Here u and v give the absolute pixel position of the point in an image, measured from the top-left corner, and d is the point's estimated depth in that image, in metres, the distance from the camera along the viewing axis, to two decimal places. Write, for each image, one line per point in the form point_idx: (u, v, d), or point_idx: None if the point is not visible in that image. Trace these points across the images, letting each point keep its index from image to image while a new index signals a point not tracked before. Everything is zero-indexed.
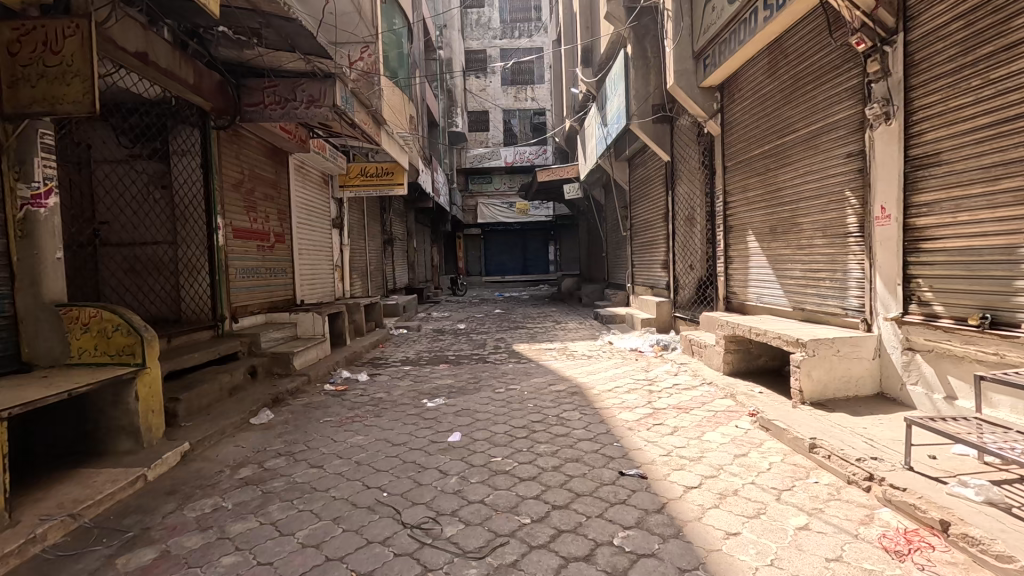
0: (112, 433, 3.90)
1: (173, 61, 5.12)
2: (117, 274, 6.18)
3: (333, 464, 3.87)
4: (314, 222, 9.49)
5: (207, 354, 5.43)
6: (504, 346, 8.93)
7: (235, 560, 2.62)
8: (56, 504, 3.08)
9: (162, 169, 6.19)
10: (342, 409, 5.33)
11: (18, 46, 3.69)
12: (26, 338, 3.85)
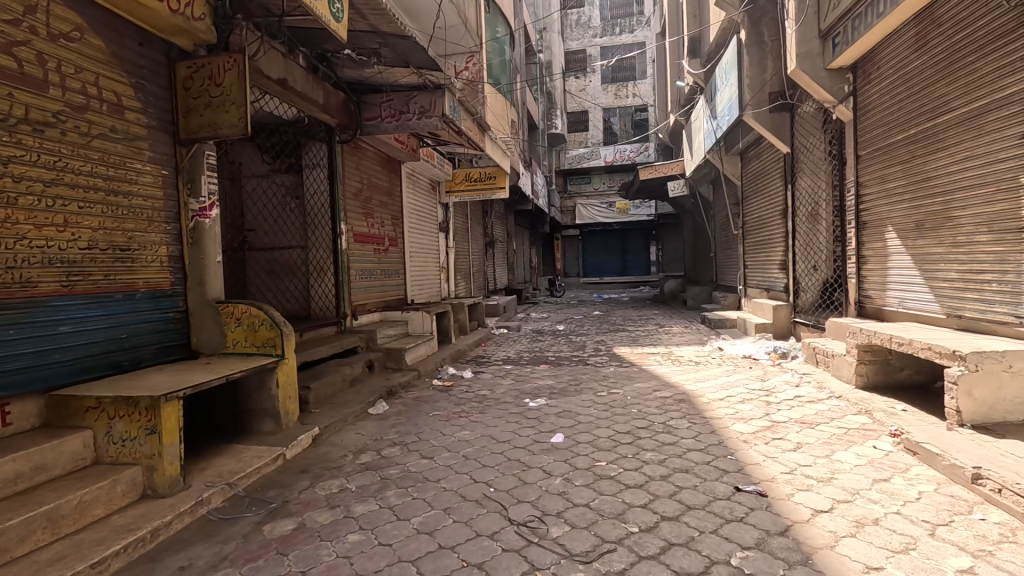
0: (257, 415, 4.44)
1: (306, 84, 5.72)
2: (260, 274, 7.02)
3: (443, 456, 4.06)
4: (423, 226, 10.05)
5: (332, 348, 5.99)
6: (605, 348, 8.78)
7: (359, 538, 2.85)
8: (217, 473, 3.58)
9: (297, 181, 6.91)
10: (449, 404, 5.58)
11: (190, 81, 4.35)
12: (194, 329, 4.52)
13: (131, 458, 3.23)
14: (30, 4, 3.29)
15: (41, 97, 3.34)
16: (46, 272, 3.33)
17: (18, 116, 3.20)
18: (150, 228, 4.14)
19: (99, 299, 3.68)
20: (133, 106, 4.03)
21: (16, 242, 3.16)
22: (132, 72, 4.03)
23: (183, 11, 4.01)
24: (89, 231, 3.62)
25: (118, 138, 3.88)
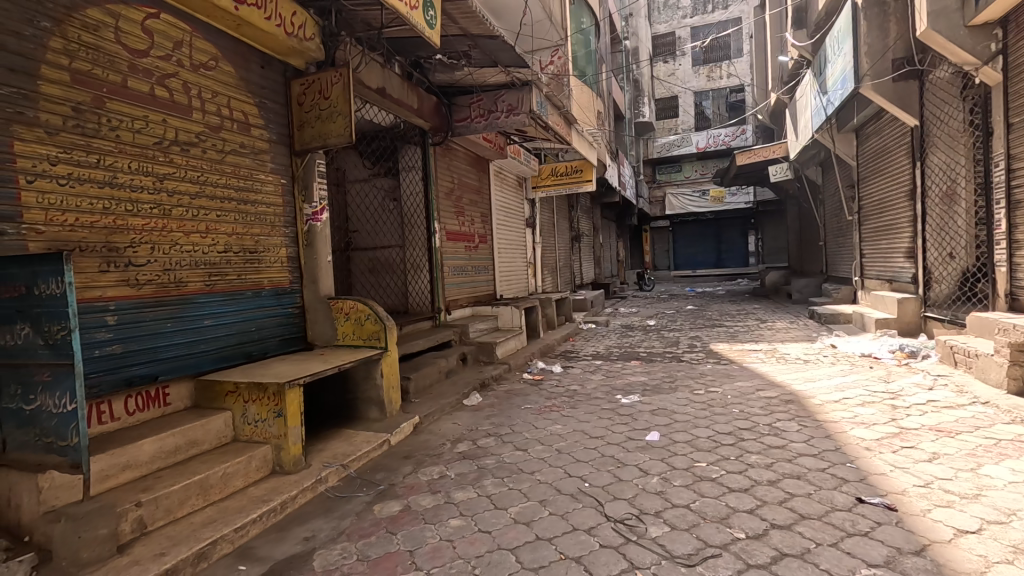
0: (364, 403, 4.78)
1: (402, 91, 6.02)
2: (363, 272, 7.54)
3: (536, 449, 4.12)
4: (511, 222, 10.21)
5: (428, 342, 6.30)
6: (700, 344, 8.37)
7: (460, 523, 2.98)
8: (332, 455, 3.91)
9: (394, 184, 7.32)
10: (540, 398, 5.64)
11: (303, 97, 4.77)
12: (309, 323, 4.96)
13: (262, 437, 3.63)
14: (177, 40, 3.79)
15: (187, 121, 3.84)
16: (194, 273, 3.84)
17: (170, 138, 3.70)
18: (273, 232, 4.61)
19: (233, 296, 4.17)
20: (257, 123, 4.49)
21: (170, 247, 3.67)
22: (256, 92, 4.50)
23: (297, 33, 4.46)
24: (225, 237, 4.11)
25: (245, 153, 4.35)
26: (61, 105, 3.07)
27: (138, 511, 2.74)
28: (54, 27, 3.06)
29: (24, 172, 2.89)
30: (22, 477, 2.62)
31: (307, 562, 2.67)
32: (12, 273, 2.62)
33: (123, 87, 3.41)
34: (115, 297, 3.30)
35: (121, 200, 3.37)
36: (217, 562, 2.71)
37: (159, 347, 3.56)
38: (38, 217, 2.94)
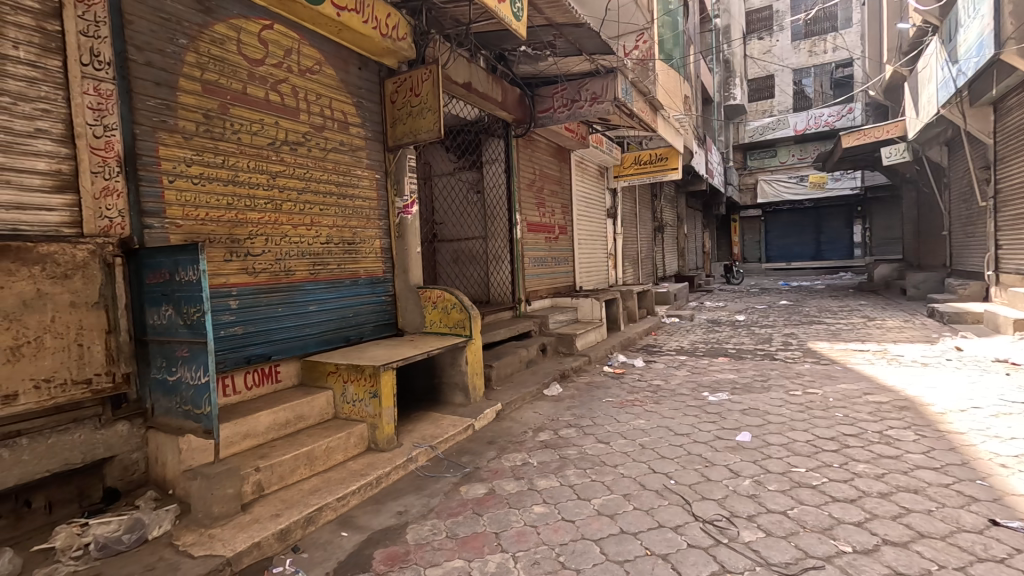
0: (449, 388, 4.97)
1: (487, 84, 6.12)
2: (447, 263, 7.77)
3: (619, 442, 4.07)
4: (592, 213, 10.08)
5: (509, 331, 6.42)
6: (796, 342, 7.80)
7: (544, 511, 3.03)
8: (421, 436, 4.13)
9: (477, 176, 7.44)
10: (622, 392, 5.55)
11: (396, 95, 4.99)
12: (400, 311, 5.23)
13: (359, 415, 3.90)
14: (287, 48, 4.12)
15: (295, 122, 4.17)
16: (301, 263, 4.19)
17: (282, 139, 4.05)
18: (368, 225, 4.91)
19: (334, 284, 4.50)
20: (355, 121, 4.79)
21: (281, 239, 4.03)
22: (355, 93, 4.78)
23: (391, 34, 4.68)
24: (327, 229, 4.44)
25: (345, 150, 4.66)
26: (194, 112, 3.47)
27: (257, 475, 3.06)
28: (189, 43, 3.45)
29: (167, 173, 3.30)
30: (166, 439, 3.02)
31: (401, 534, 2.85)
32: (158, 261, 3.02)
33: (243, 94, 3.78)
34: (236, 284, 3.68)
35: (243, 196, 3.75)
36: (323, 526, 2.97)
37: (271, 330, 3.93)
38: (177, 212, 3.35)
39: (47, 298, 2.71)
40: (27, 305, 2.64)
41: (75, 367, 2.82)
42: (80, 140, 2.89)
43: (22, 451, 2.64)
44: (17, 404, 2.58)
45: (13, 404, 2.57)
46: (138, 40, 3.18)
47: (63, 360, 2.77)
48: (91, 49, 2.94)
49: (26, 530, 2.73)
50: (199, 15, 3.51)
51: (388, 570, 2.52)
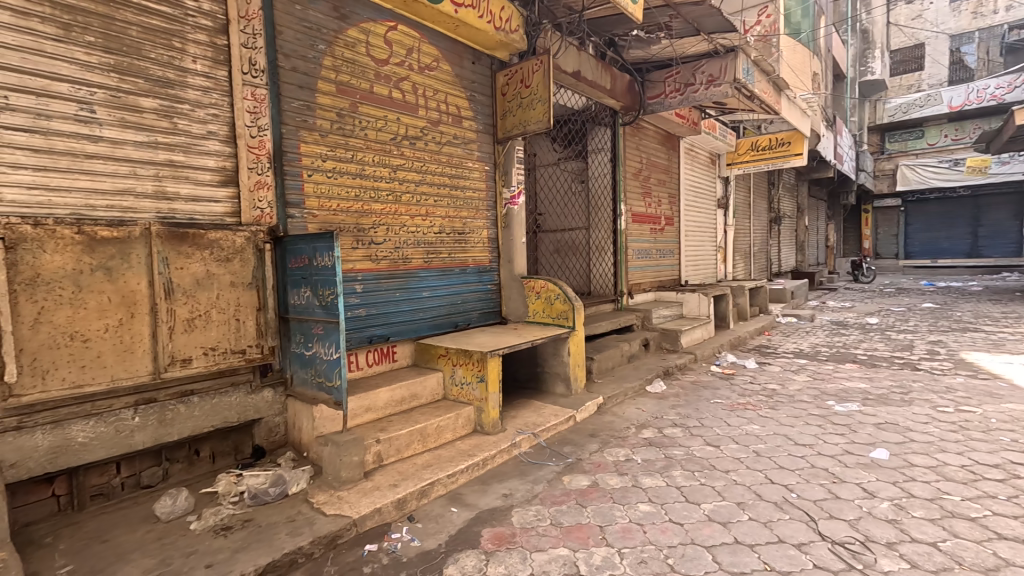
0: (551, 378, 5.00)
1: (596, 72, 6.01)
2: (548, 253, 7.77)
3: (730, 447, 3.84)
4: (701, 203, 9.54)
5: (610, 325, 6.31)
6: (944, 351, 6.80)
7: (650, 510, 2.95)
8: (524, 422, 4.21)
9: (582, 166, 7.38)
10: (732, 394, 5.23)
11: (507, 87, 5.07)
12: (504, 299, 5.36)
13: (467, 398, 4.07)
14: (410, 47, 4.35)
15: (415, 118, 4.41)
16: (417, 251, 4.44)
17: (403, 134, 4.31)
18: (477, 215, 5.07)
19: (445, 272, 4.72)
20: (468, 115, 4.94)
21: (400, 228, 4.30)
22: (469, 87, 4.93)
23: (504, 27, 4.76)
24: (440, 219, 4.66)
25: (458, 143, 4.84)
26: (330, 111, 3.80)
27: (377, 446, 3.33)
28: (327, 48, 3.77)
29: (307, 168, 3.66)
30: (303, 407, 3.38)
31: (506, 516, 2.94)
32: (299, 248, 3.36)
33: (371, 92, 4.06)
34: (362, 270, 4.00)
35: (368, 188, 4.05)
36: (434, 500, 3.14)
37: (390, 313, 4.22)
38: (315, 204, 3.70)
39: (214, 279, 3.14)
40: (199, 283, 3.08)
41: (234, 339, 3.25)
42: (240, 140, 3.29)
43: (194, 407, 3.11)
44: (191, 367, 3.04)
45: (188, 367, 3.02)
46: (286, 48, 3.54)
47: (224, 333, 3.20)
48: (250, 59, 3.33)
49: (196, 474, 3.24)
50: (335, 22, 3.83)
51: (495, 549, 2.61)
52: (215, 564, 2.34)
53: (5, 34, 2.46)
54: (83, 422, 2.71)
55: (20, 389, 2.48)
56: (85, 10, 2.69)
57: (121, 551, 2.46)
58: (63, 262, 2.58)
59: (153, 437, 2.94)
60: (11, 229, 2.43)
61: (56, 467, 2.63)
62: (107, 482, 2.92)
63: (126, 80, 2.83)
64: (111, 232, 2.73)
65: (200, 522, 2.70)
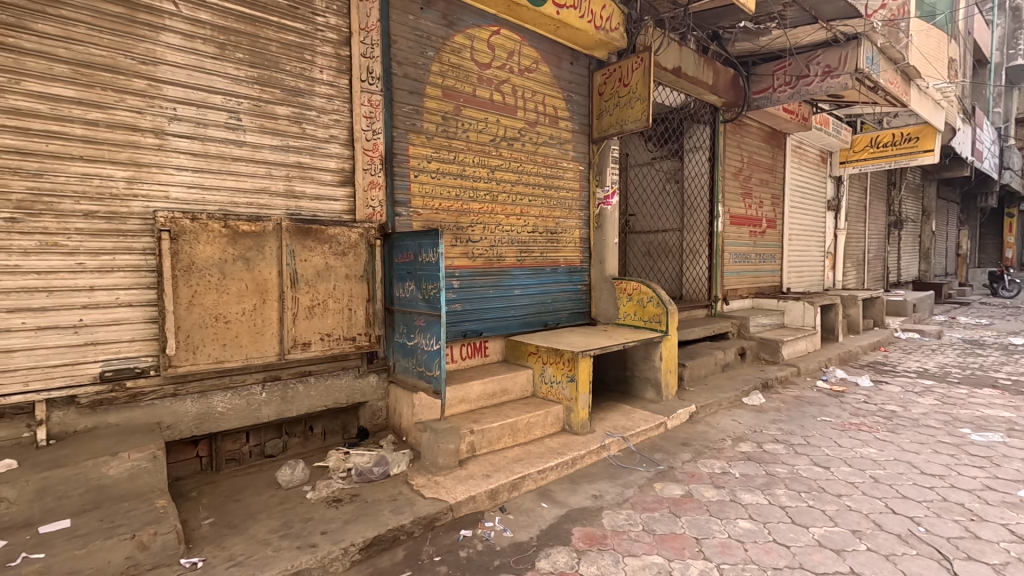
0: (640, 382, 4.89)
1: (698, 68, 5.78)
2: (637, 255, 7.54)
3: (842, 470, 3.52)
4: (808, 205, 8.82)
5: (704, 331, 6.04)
6: None
7: (750, 527, 2.79)
8: (613, 425, 4.16)
9: (677, 166, 7.09)
10: (843, 412, 4.79)
11: (604, 87, 5.02)
12: (594, 300, 5.32)
13: (556, 396, 4.09)
14: (511, 50, 4.46)
15: (513, 119, 4.51)
16: (510, 250, 4.54)
17: (502, 135, 4.43)
18: (570, 215, 5.08)
19: (537, 270, 4.78)
20: (564, 115, 4.97)
21: (496, 227, 4.42)
22: (566, 87, 4.96)
23: (604, 26, 4.73)
24: (533, 219, 4.73)
25: (554, 143, 4.88)
26: (436, 115, 3.99)
27: (471, 436, 3.45)
28: (435, 55, 3.97)
29: (414, 169, 3.88)
30: (404, 394, 3.59)
31: (597, 517, 2.92)
32: (406, 244, 3.57)
33: (473, 96, 4.22)
34: (459, 266, 4.16)
35: (468, 188, 4.20)
36: (525, 494, 3.20)
37: (484, 309, 4.36)
38: (419, 203, 3.92)
39: (332, 270, 3.43)
40: (319, 274, 3.38)
41: (346, 326, 3.52)
42: (357, 143, 3.56)
43: (310, 387, 3.42)
44: (310, 351, 3.34)
45: (308, 350, 3.32)
46: (400, 56, 3.78)
47: (339, 321, 3.48)
48: (368, 67, 3.59)
49: (309, 449, 3.55)
50: (443, 29, 4.02)
51: (587, 549, 2.60)
52: (329, 531, 2.56)
53: (176, 55, 2.85)
54: (222, 393, 3.08)
55: (177, 360, 2.86)
56: (237, 30, 3.05)
57: (251, 510, 2.76)
58: (212, 252, 2.95)
59: (277, 411, 3.28)
60: (174, 223, 2.82)
61: (201, 431, 3.02)
62: (239, 448, 3.30)
63: (266, 90, 3.18)
64: (250, 226, 3.07)
65: (314, 492, 2.96)
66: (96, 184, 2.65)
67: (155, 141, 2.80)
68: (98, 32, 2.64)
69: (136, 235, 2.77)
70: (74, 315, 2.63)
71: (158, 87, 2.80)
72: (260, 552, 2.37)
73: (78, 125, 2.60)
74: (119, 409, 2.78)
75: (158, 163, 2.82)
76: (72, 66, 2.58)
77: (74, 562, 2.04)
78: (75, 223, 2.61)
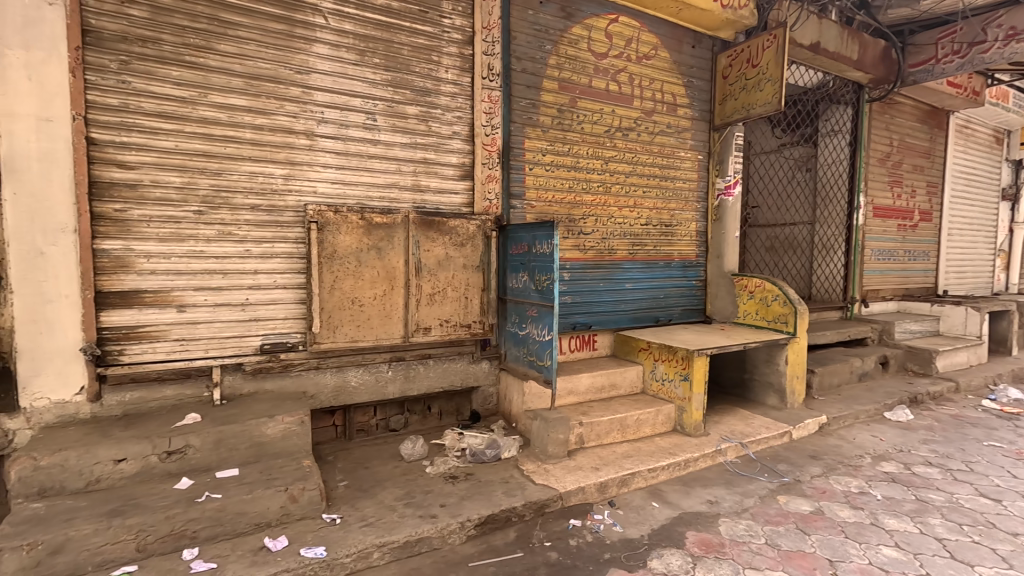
0: (762, 387, 4.54)
1: (840, 42, 5.19)
2: (758, 251, 6.84)
3: (1019, 505, 2.99)
4: (976, 194, 7.54)
5: (837, 335, 5.45)
6: None
7: (897, 557, 2.48)
8: (730, 430, 3.92)
9: (809, 152, 6.41)
10: (1018, 438, 4.06)
11: (729, 69, 4.70)
12: (710, 297, 5.03)
13: (668, 395, 3.94)
14: (629, 38, 4.35)
15: (629, 109, 4.40)
16: (622, 242, 4.45)
17: (617, 125, 4.35)
18: (686, 207, 4.85)
19: (649, 265, 4.64)
20: (684, 102, 4.74)
21: (608, 220, 4.35)
22: (687, 73, 4.72)
23: (732, 4, 4.42)
24: (647, 211, 4.58)
25: (671, 132, 4.68)
26: (552, 108, 4.02)
27: (580, 428, 3.46)
28: (553, 48, 3.99)
29: (529, 162, 3.95)
30: (515, 381, 3.69)
31: (713, 524, 2.78)
32: (520, 236, 3.65)
33: (590, 87, 4.18)
34: (570, 258, 4.18)
35: (581, 180, 4.19)
36: (634, 491, 3.14)
37: (594, 302, 4.33)
38: (534, 195, 3.98)
39: (452, 260, 3.61)
40: (440, 263, 3.57)
41: (463, 314, 3.70)
42: (477, 139, 3.70)
43: (429, 369, 3.65)
44: (430, 335, 3.56)
45: (428, 334, 3.55)
46: (519, 51, 3.85)
47: (456, 308, 3.66)
48: (489, 64, 3.71)
49: (427, 426, 3.80)
50: (562, 21, 4.02)
51: (703, 555, 2.49)
52: (447, 505, 2.72)
53: (325, 64, 3.18)
54: (355, 369, 3.40)
55: (320, 337, 3.22)
56: (375, 38, 3.32)
57: (379, 478, 3.03)
58: (351, 242, 3.27)
59: (401, 389, 3.55)
60: (321, 215, 3.17)
61: (338, 402, 3.36)
62: (367, 421, 3.62)
63: (398, 92, 3.42)
64: (382, 218, 3.35)
65: (433, 467, 3.17)
66: (260, 180, 3.05)
67: (307, 142, 3.15)
68: (264, 48, 3.01)
69: (291, 226, 3.15)
70: (242, 294, 3.05)
71: (310, 94, 3.14)
72: (388, 516, 2.59)
73: (248, 130, 3.00)
74: (273, 378, 3.18)
75: (308, 161, 3.17)
76: (244, 79, 2.98)
77: (243, 505, 2.38)
78: (244, 215, 3.02)
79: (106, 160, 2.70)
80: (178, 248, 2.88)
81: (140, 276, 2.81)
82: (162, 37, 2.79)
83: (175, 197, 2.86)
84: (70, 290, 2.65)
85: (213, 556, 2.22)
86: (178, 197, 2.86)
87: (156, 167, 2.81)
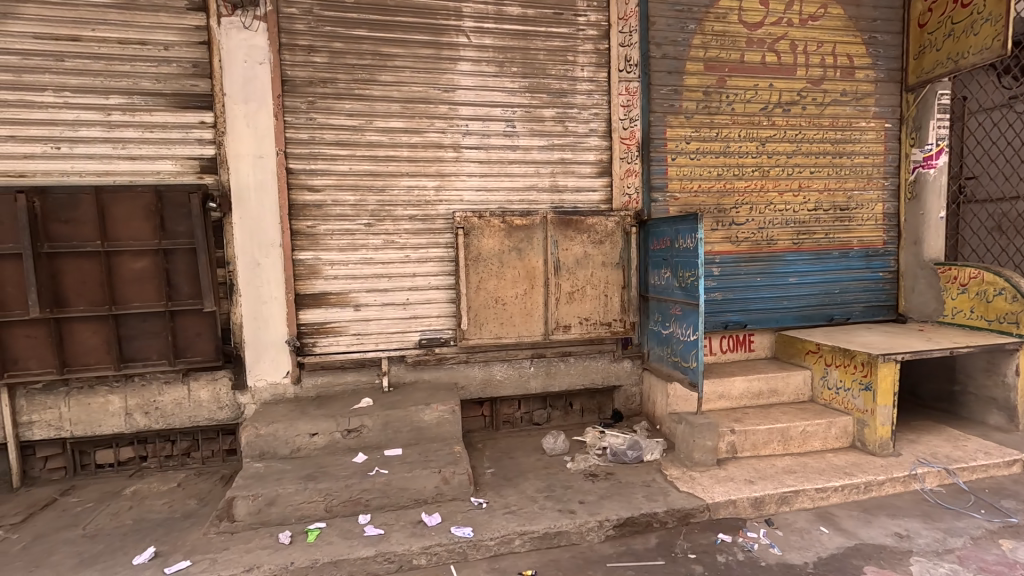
0: (980, 402, 3.67)
1: None
2: (975, 234, 5.15)
3: None
4: None
5: None
6: None
7: None
8: (930, 451, 3.26)
9: None
10: None
11: (928, 15, 3.89)
12: (904, 292, 4.22)
13: (844, 406, 3.42)
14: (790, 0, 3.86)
15: (791, 81, 3.91)
16: (784, 232, 3.97)
17: (775, 101, 3.89)
18: (869, 186, 4.14)
19: (819, 256, 4.06)
20: (864, 63, 4.04)
21: (766, 207, 3.93)
22: (868, 28, 4.02)
23: None
24: (816, 194, 4.02)
25: (848, 101, 4.03)
26: (697, 92, 3.76)
27: (732, 436, 3.19)
28: (697, 26, 3.72)
29: (671, 152, 3.74)
30: (659, 382, 3.56)
31: (902, 561, 2.36)
32: (662, 230, 3.48)
33: (741, 63, 3.81)
34: (720, 252, 3.87)
35: (733, 166, 3.85)
36: (798, 511, 2.80)
37: (748, 299, 3.94)
38: (677, 186, 3.77)
39: (591, 258, 3.61)
40: (579, 262, 3.59)
41: (603, 311, 3.66)
42: (615, 134, 3.63)
43: (570, 365, 3.71)
44: (570, 333, 3.60)
45: (568, 332, 3.60)
46: (659, 37, 3.67)
47: (597, 306, 3.64)
48: (626, 56, 3.62)
49: (569, 422, 3.86)
50: None
51: None
52: (586, 502, 2.74)
53: (468, 79, 3.42)
54: (500, 364, 3.61)
55: (468, 333, 3.48)
56: (512, 48, 3.46)
57: (522, 469, 3.17)
58: (493, 244, 3.47)
59: (543, 385, 3.67)
60: (467, 221, 3.42)
61: (485, 394, 3.60)
62: (513, 414, 3.81)
63: (536, 96, 3.52)
64: (522, 221, 3.49)
65: (574, 463, 3.21)
66: (416, 193, 3.40)
67: (454, 154, 3.43)
68: (416, 73, 3.35)
69: (442, 232, 3.46)
70: (404, 295, 3.45)
71: (456, 109, 3.41)
72: (529, 506, 2.71)
73: (405, 149, 3.37)
74: (430, 369, 3.54)
75: (455, 172, 3.44)
76: (401, 103, 3.35)
77: (404, 482, 2.70)
78: (403, 225, 3.41)
79: (300, 185, 3.27)
80: (353, 257, 3.36)
81: (326, 280, 3.35)
82: (337, 77, 3.28)
83: (351, 213, 3.34)
84: (278, 293, 3.27)
85: (381, 522, 2.57)
86: (352, 212, 3.34)
87: (336, 188, 3.32)
